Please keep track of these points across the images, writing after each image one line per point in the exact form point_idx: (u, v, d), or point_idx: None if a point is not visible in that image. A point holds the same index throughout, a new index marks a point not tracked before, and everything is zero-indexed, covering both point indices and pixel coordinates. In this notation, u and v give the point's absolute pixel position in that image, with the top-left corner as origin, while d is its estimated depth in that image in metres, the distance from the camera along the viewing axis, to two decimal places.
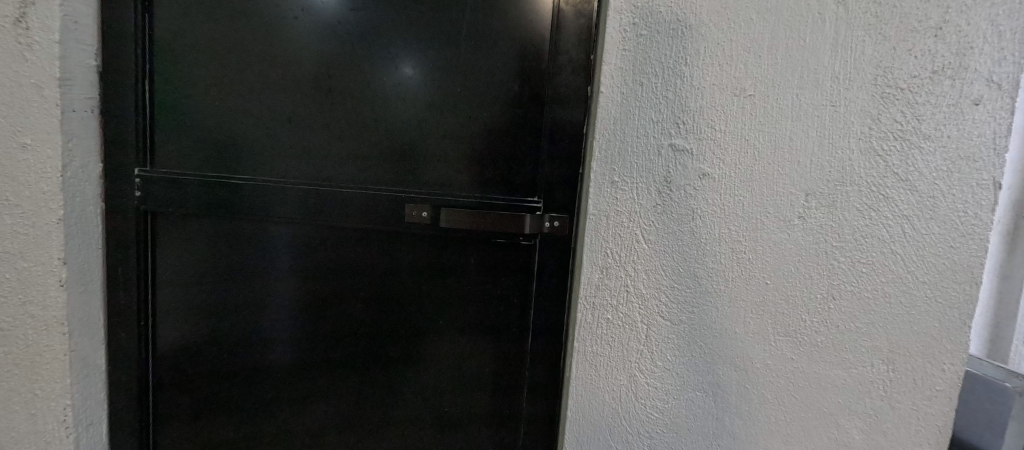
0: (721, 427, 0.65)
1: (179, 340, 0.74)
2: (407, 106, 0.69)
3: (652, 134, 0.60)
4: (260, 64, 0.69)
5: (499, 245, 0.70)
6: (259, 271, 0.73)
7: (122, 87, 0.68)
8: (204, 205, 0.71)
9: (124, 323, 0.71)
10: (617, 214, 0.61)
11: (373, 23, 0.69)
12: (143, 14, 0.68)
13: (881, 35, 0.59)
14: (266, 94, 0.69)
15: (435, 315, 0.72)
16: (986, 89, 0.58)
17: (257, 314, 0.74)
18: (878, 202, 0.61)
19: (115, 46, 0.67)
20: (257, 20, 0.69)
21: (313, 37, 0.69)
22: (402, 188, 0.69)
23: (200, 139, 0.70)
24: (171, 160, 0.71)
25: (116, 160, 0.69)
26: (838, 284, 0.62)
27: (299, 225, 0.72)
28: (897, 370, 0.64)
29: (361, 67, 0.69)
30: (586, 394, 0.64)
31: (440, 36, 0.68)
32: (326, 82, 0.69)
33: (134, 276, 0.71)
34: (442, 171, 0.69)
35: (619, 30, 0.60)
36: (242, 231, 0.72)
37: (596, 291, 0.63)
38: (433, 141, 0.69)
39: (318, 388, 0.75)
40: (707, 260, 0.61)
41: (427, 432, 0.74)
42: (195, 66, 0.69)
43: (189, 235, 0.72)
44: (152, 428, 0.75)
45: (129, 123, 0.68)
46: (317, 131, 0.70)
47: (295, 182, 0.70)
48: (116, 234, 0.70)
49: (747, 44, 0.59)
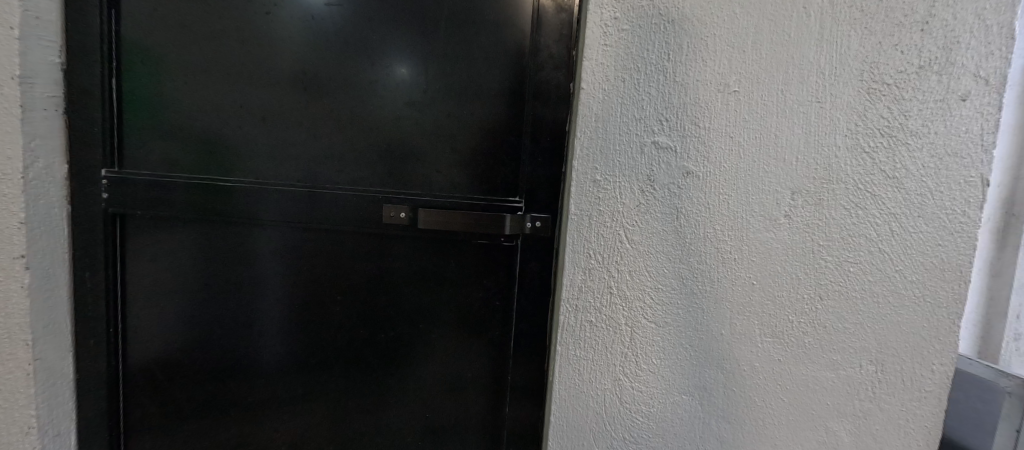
0: (708, 431, 0.63)
1: (153, 347, 0.72)
2: (393, 103, 0.67)
3: (635, 132, 0.58)
4: (240, 61, 0.67)
5: (480, 246, 0.68)
6: (239, 274, 0.71)
7: (89, 86, 0.65)
8: (179, 207, 0.68)
9: (94, 330, 0.69)
10: (600, 214, 0.59)
11: (356, 19, 0.67)
12: (111, 10, 0.65)
13: (867, 30, 0.58)
14: (247, 92, 0.67)
15: (415, 318, 0.70)
16: (973, 84, 0.58)
17: (235, 319, 0.72)
18: (866, 200, 0.60)
19: (80, 42, 0.65)
20: (236, 16, 0.67)
21: (295, 34, 0.67)
22: (388, 188, 0.67)
23: (173, 139, 0.68)
24: (142, 161, 0.68)
25: (83, 161, 0.66)
26: (825, 284, 0.61)
27: (281, 227, 0.69)
28: (885, 371, 0.63)
29: (346, 65, 0.67)
30: (570, 398, 0.63)
31: (420, 32, 0.66)
32: (309, 79, 0.67)
33: (103, 281, 0.68)
34: (428, 170, 0.67)
35: (601, 25, 0.58)
36: (222, 233, 0.70)
37: (578, 293, 0.61)
38: (420, 140, 0.67)
39: (295, 394, 0.72)
40: (693, 261, 0.60)
41: (408, 438, 0.72)
42: (166, 64, 0.67)
43: (163, 239, 0.70)
44: (125, 439, 0.72)
45: (97, 123, 0.66)
46: (301, 130, 0.68)
47: (278, 183, 0.68)
48: (85, 238, 0.67)
49: (732, 39, 0.58)
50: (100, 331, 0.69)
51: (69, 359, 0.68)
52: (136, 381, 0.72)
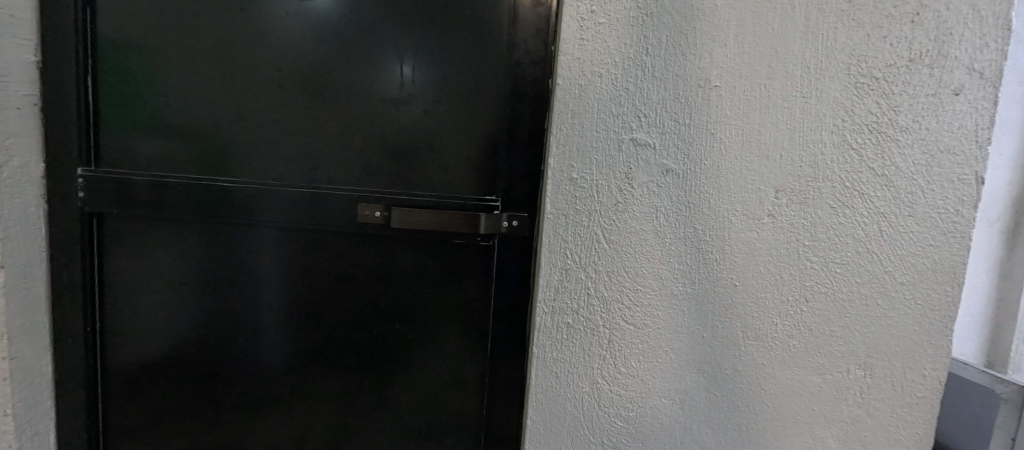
0: (690, 436, 0.61)
1: (133, 346, 0.71)
2: (402, 102, 0.65)
3: (612, 128, 0.57)
4: (245, 63, 0.66)
5: (456, 246, 0.66)
6: (243, 276, 0.70)
7: (67, 84, 0.65)
8: (157, 205, 0.68)
9: (72, 329, 0.68)
10: (577, 213, 0.58)
11: (356, 18, 0.65)
12: (88, 8, 0.65)
13: (854, 22, 0.56)
14: (253, 94, 0.66)
15: (393, 319, 0.69)
16: (967, 78, 0.56)
17: (222, 319, 0.71)
18: (853, 199, 0.57)
19: (55, 40, 0.64)
20: (240, 17, 0.66)
21: (300, 34, 0.65)
22: (398, 190, 0.66)
23: (149, 137, 0.67)
24: (119, 160, 0.67)
25: (61, 159, 0.66)
26: (811, 286, 0.59)
27: (290, 230, 0.68)
28: (874, 376, 0.61)
29: (353, 65, 0.66)
30: (547, 402, 0.61)
31: (403, 28, 0.65)
32: (317, 80, 0.66)
33: (82, 280, 0.68)
34: (439, 171, 0.66)
35: (577, 18, 0.56)
36: (229, 234, 0.69)
37: (555, 294, 0.59)
38: (429, 140, 0.66)
39: (271, 394, 0.72)
40: (673, 261, 0.58)
41: (385, 440, 0.71)
42: (149, 62, 0.66)
43: (145, 238, 0.70)
44: (105, 438, 0.72)
45: (76, 121, 0.65)
46: (309, 131, 0.66)
47: (286, 185, 0.67)
48: (64, 237, 0.67)
49: (713, 32, 0.56)
50: (80, 330, 0.69)
51: (48, 358, 0.68)
52: (115, 381, 0.71)
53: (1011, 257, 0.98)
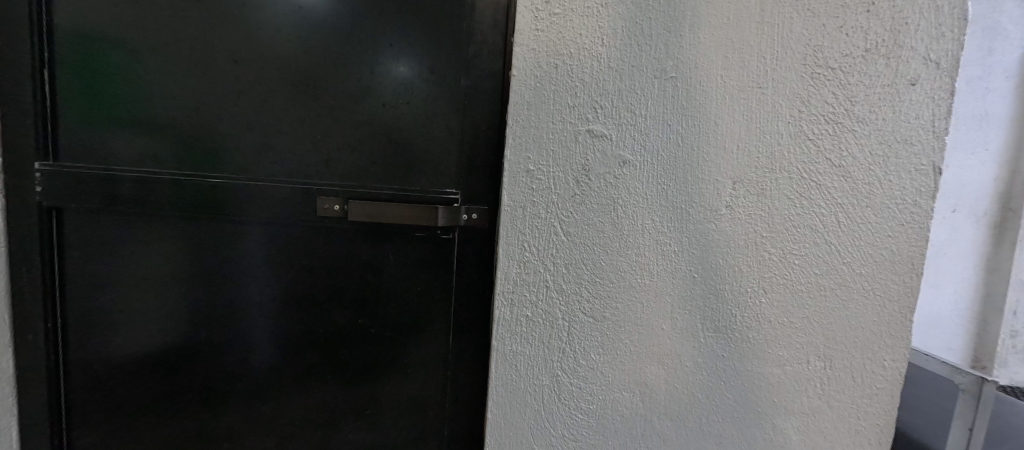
0: (651, 429, 0.61)
1: (99, 343, 0.70)
2: (392, 98, 0.65)
3: (568, 119, 0.56)
4: (231, 61, 0.65)
5: (417, 239, 0.66)
6: (232, 276, 0.68)
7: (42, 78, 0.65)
8: (128, 201, 0.67)
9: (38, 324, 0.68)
10: (534, 205, 0.57)
11: (336, 9, 0.64)
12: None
13: (810, 12, 0.55)
14: (240, 92, 0.65)
15: (355, 313, 0.68)
16: (923, 68, 0.56)
17: (195, 318, 0.69)
18: (810, 190, 0.57)
19: (8, 33, 0.64)
20: (223, 14, 0.65)
21: (284, 30, 0.64)
22: (390, 187, 0.66)
23: (119, 131, 0.66)
24: (83, 153, 0.66)
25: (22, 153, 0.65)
26: (769, 277, 0.59)
27: (281, 229, 0.67)
28: (834, 367, 0.61)
29: (340, 61, 0.65)
30: (507, 395, 0.61)
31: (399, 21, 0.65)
32: (305, 77, 0.65)
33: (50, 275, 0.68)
34: (430, 168, 0.66)
35: (532, 9, 0.56)
36: (217, 233, 0.67)
37: (514, 287, 0.59)
38: (419, 137, 0.65)
39: (231, 393, 0.70)
40: (631, 253, 0.58)
41: (348, 437, 0.70)
42: (118, 57, 0.65)
43: (117, 234, 0.68)
44: (64, 437, 0.70)
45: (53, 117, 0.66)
46: (300, 128, 0.66)
47: (279, 183, 0.66)
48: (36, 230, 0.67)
49: (668, 23, 0.56)
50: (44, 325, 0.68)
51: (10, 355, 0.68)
52: (74, 378, 0.70)
53: (997, 252, 1.01)
